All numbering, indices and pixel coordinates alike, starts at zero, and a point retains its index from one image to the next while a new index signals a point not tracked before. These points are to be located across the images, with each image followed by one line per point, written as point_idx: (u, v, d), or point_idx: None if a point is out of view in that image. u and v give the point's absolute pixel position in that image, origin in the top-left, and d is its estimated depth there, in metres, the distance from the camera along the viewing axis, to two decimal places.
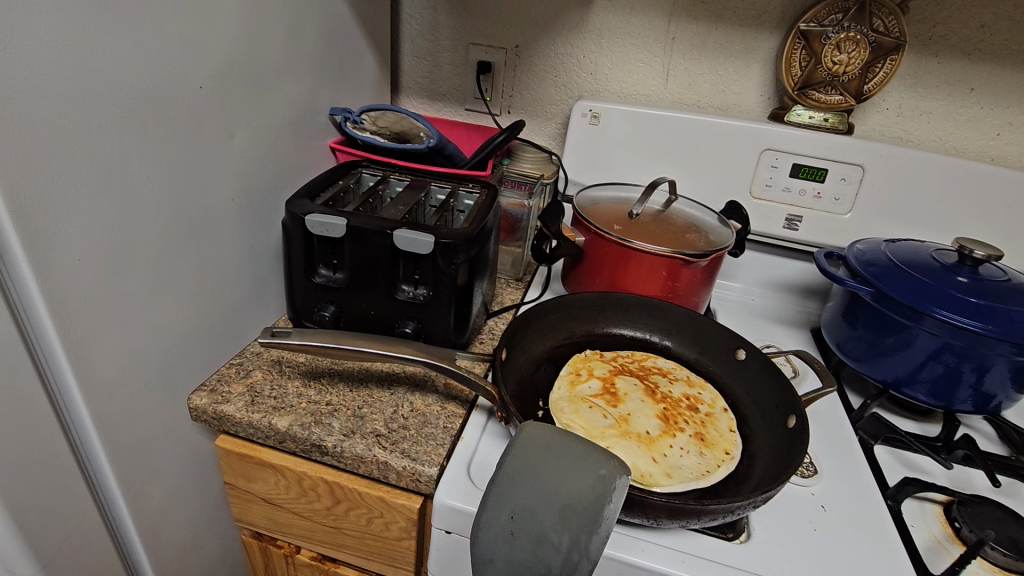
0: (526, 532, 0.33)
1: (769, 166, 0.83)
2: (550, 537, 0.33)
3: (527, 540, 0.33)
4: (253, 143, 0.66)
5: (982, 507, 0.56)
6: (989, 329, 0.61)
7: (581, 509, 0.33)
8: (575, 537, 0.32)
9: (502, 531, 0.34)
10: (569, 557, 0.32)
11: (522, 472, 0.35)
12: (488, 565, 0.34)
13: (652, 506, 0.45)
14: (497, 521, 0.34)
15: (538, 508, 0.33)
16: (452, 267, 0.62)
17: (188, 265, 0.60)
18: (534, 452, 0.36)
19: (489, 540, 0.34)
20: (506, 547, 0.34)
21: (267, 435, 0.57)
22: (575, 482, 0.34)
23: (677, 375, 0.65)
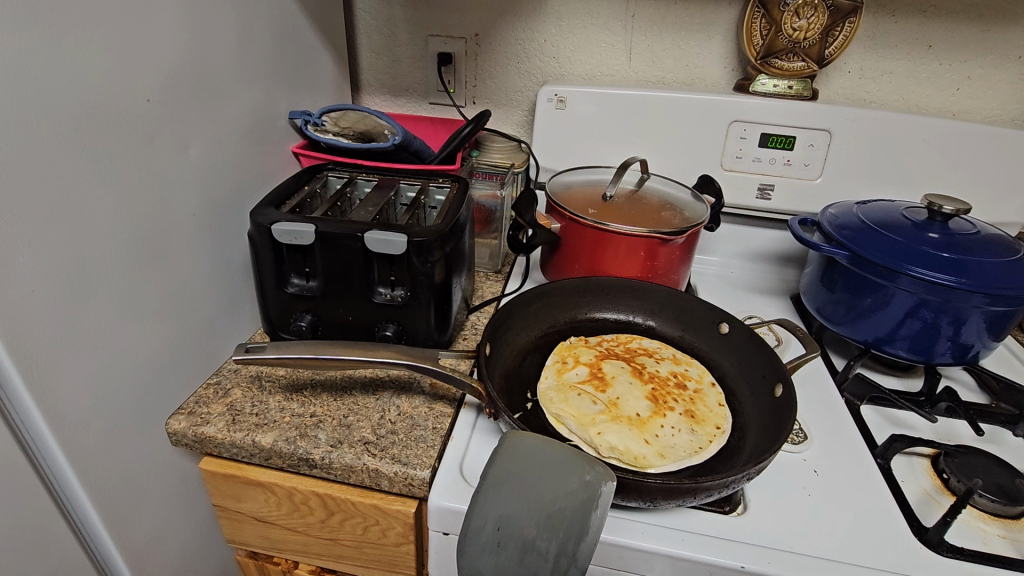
0: (511, 540, 0.32)
1: (738, 138, 0.83)
2: (537, 545, 0.32)
3: (512, 548, 0.32)
4: (210, 154, 0.63)
5: (968, 457, 0.57)
6: (964, 282, 0.62)
7: (568, 514, 0.32)
8: (562, 543, 0.32)
9: (486, 542, 0.33)
10: (557, 563, 0.31)
11: (505, 476, 0.35)
12: None
13: (648, 488, 0.44)
14: (481, 531, 0.33)
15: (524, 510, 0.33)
16: (427, 265, 0.60)
17: (153, 286, 0.57)
18: (517, 458, 0.35)
19: (473, 551, 0.33)
20: (492, 559, 0.33)
21: (252, 454, 0.55)
22: (562, 485, 0.34)
23: (662, 354, 0.64)
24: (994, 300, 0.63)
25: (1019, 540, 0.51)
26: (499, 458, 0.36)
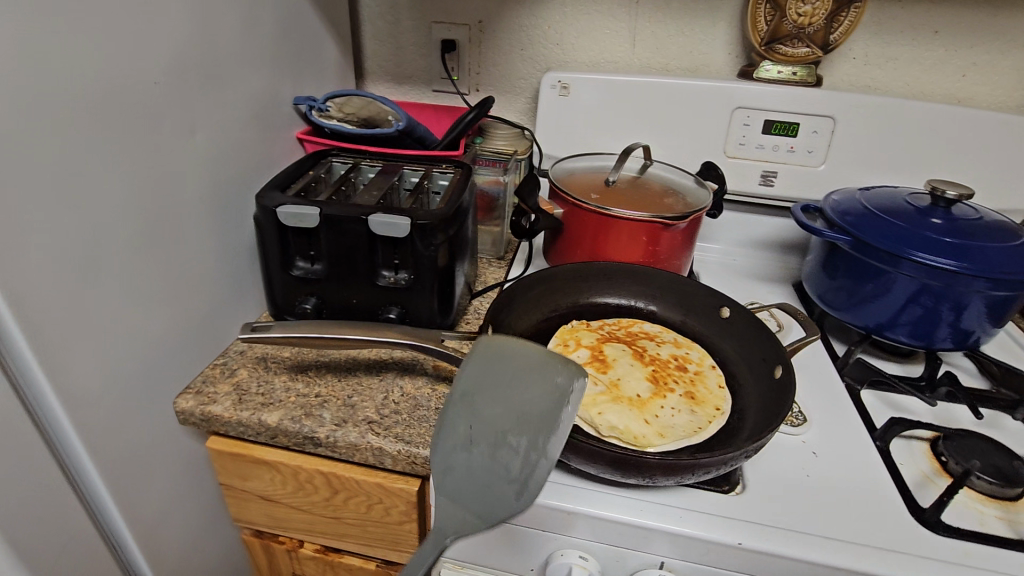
0: (484, 438, 0.39)
1: (741, 125, 0.83)
2: (509, 442, 0.38)
3: (485, 447, 0.39)
4: (216, 137, 0.64)
5: (967, 440, 0.58)
6: (964, 267, 0.63)
7: (538, 417, 0.37)
8: (533, 441, 0.37)
9: (460, 441, 0.39)
10: (527, 458, 0.37)
11: (479, 385, 0.40)
12: (447, 473, 0.40)
13: (647, 465, 0.45)
14: (455, 429, 0.40)
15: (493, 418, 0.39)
16: (431, 248, 0.61)
17: (160, 267, 0.58)
18: (482, 361, 0.40)
19: (448, 451, 0.40)
20: (467, 455, 0.39)
21: (258, 432, 0.56)
22: (529, 390, 0.38)
23: (663, 337, 0.64)
24: (995, 285, 0.63)
25: (1015, 521, 0.52)
26: (466, 367, 0.40)
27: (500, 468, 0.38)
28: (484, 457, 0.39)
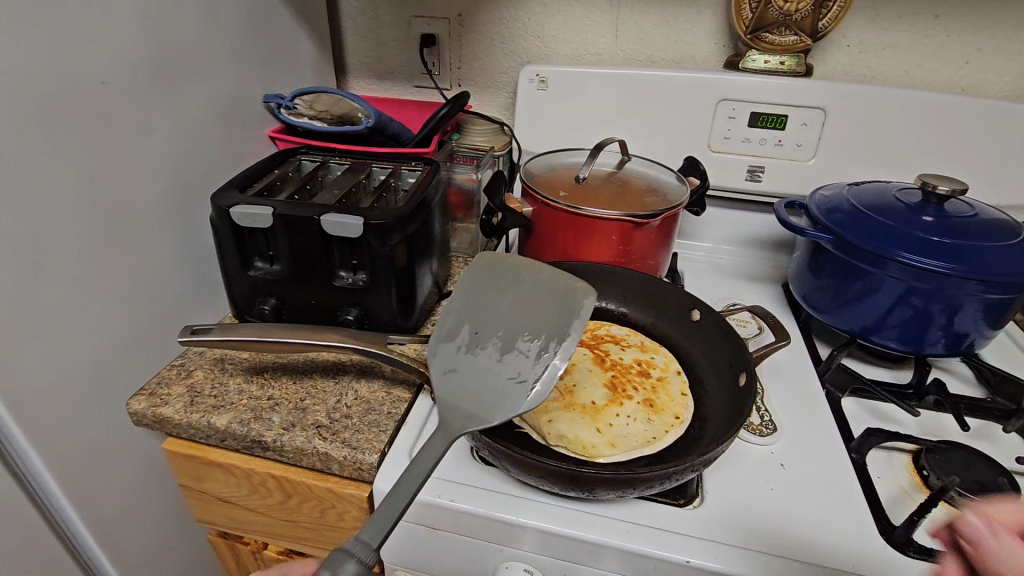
0: (493, 343, 0.48)
1: (726, 117, 0.80)
2: (518, 346, 0.47)
3: (494, 349, 0.48)
4: (177, 137, 0.63)
5: (949, 453, 0.54)
6: (954, 268, 0.59)
7: (546, 323, 0.48)
8: (544, 345, 0.46)
9: (469, 345, 0.49)
10: (536, 358, 0.46)
11: (489, 297, 0.51)
12: (449, 374, 0.48)
13: (586, 479, 0.43)
14: (464, 335, 0.49)
15: (500, 329, 0.48)
16: (386, 248, 0.59)
17: (116, 268, 0.58)
18: (485, 277, 0.52)
19: (458, 355, 0.48)
20: (476, 359, 0.48)
21: (209, 435, 0.56)
22: (531, 300, 0.49)
23: (630, 341, 0.62)
24: (989, 287, 0.59)
25: None
26: (470, 277, 0.52)
27: (511, 369, 0.46)
28: (494, 365, 0.47)
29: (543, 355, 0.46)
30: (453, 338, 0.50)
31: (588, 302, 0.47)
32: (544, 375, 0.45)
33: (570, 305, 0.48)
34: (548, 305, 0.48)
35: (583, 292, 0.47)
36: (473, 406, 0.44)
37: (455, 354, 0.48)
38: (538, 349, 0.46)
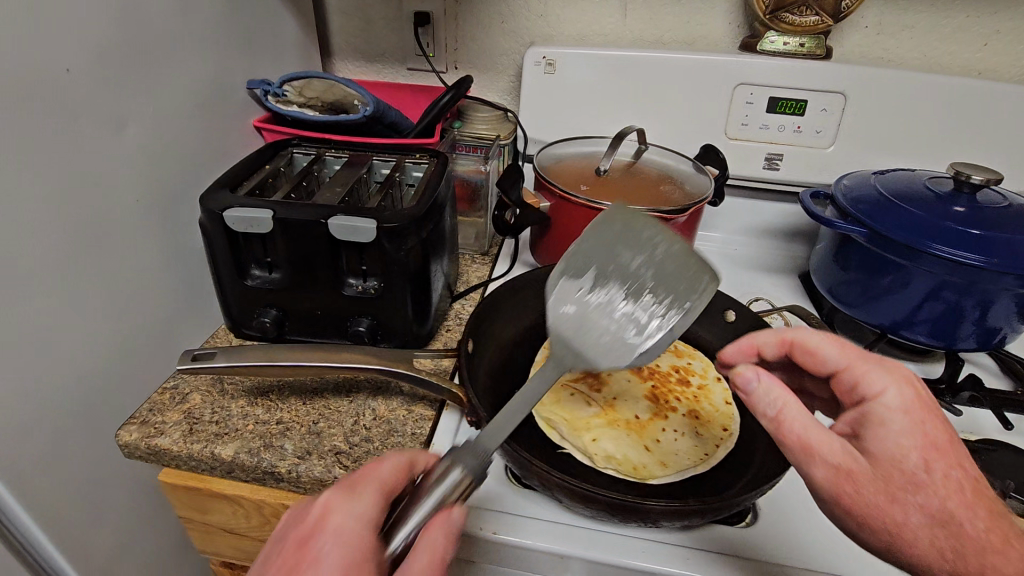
0: (610, 296, 0.44)
1: (744, 103, 0.76)
2: (637, 306, 0.43)
3: (612, 302, 0.44)
4: (155, 132, 0.56)
5: (993, 453, 0.53)
6: (993, 262, 0.57)
7: (672, 289, 0.43)
8: (663, 313, 0.42)
9: (585, 292, 0.44)
10: (652, 323, 0.42)
11: (616, 247, 0.45)
12: (561, 314, 0.43)
13: (647, 511, 0.39)
14: (582, 279, 0.45)
15: (624, 283, 0.44)
16: (401, 253, 0.54)
17: (94, 283, 0.51)
18: (620, 224, 0.45)
19: (573, 297, 0.44)
20: (589, 308, 0.44)
21: (212, 466, 0.50)
22: (661, 261, 0.44)
23: (663, 345, 0.59)
24: None
25: None
26: (605, 219, 0.46)
27: (625, 327, 0.43)
28: (608, 317, 0.43)
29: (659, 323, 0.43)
30: (576, 275, 0.45)
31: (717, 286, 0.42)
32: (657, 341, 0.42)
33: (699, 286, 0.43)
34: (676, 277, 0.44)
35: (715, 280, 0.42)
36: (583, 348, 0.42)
37: (573, 294, 0.44)
38: (656, 314, 0.43)
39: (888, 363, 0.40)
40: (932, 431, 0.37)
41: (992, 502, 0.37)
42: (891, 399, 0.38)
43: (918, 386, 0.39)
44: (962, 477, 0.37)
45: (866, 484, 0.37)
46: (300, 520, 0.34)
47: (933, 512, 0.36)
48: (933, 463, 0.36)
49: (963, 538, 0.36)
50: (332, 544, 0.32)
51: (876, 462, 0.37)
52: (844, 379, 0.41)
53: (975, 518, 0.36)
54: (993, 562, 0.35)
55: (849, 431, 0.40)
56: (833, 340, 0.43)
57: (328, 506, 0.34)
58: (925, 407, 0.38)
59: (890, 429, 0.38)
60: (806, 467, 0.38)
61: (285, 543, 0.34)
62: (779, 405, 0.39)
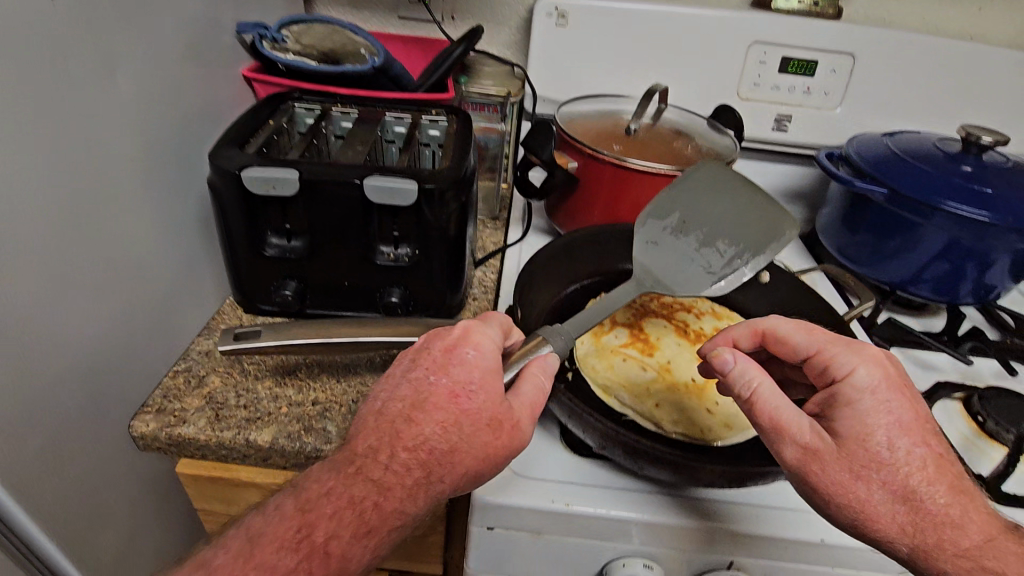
0: (693, 237, 0.53)
1: (757, 62, 0.75)
2: (715, 246, 0.52)
3: (695, 242, 0.53)
4: (148, 80, 0.48)
5: (1004, 399, 0.57)
6: (1006, 222, 0.59)
7: (752, 239, 0.52)
8: (739, 254, 0.51)
9: (673, 231, 0.54)
10: (728, 259, 0.51)
11: (697, 195, 0.56)
12: (650, 245, 0.53)
13: (715, 476, 0.40)
14: (669, 220, 0.55)
15: (706, 228, 0.53)
16: (441, 217, 0.50)
17: (93, 256, 0.44)
18: (704, 177, 0.56)
19: (662, 233, 0.54)
20: (674, 244, 0.53)
21: (246, 454, 0.46)
22: (739, 214, 0.54)
23: (701, 308, 0.59)
24: None
25: None
26: (694, 171, 0.57)
27: (705, 261, 0.51)
28: (691, 253, 0.52)
29: (735, 262, 0.51)
30: (663, 217, 0.55)
31: (791, 240, 0.51)
32: (732, 276, 0.50)
33: (775, 236, 0.52)
34: (752, 226, 0.53)
35: (790, 235, 0.51)
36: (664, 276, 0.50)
37: (660, 231, 0.54)
38: (733, 254, 0.51)
39: (856, 346, 0.42)
40: (895, 410, 0.39)
41: (954, 480, 0.39)
42: (860, 379, 0.40)
43: (885, 368, 0.41)
44: (925, 454, 0.39)
45: (833, 463, 0.38)
46: (435, 341, 0.37)
47: (895, 488, 0.38)
48: (896, 440, 0.39)
49: (923, 514, 0.38)
50: (469, 359, 0.36)
51: (842, 441, 0.39)
52: (814, 365, 0.43)
53: (936, 494, 0.38)
54: (951, 536, 0.37)
55: (817, 412, 0.42)
56: (804, 327, 0.44)
57: (467, 330, 0.38)
58: (890, 387, 0.40)
59: (857, 409, 0.39)
60: (777, 446, 0.40)
61: (420, 358, 0.37)
62: (754, 387, 0.40)
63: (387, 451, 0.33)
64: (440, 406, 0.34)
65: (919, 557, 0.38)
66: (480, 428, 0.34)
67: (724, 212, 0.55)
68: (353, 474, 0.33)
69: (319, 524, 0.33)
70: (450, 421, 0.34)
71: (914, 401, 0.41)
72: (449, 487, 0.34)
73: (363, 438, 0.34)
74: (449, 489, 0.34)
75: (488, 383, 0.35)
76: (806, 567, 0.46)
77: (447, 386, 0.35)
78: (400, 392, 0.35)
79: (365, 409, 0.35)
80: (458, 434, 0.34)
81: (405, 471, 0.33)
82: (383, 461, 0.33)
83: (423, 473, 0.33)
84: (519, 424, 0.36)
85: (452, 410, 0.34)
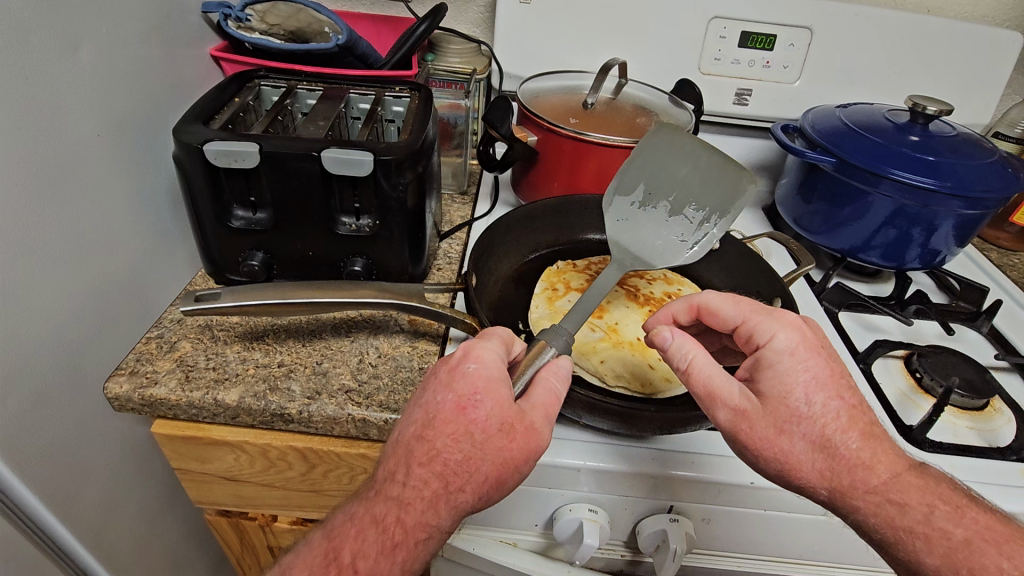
0: (662, 206, 0.55)
1: (717, 37, 0.77)
2: (685, 214, 0.54)
3: (664, 212, 0.55)
4: (111, 58, 0.50)
5: (939, 356, 0.60)
6: (947, 186, 0.61)
7: (717, 200, 0.54)
8: (708, 217, 0.53)
9: (641, 204, 0.55)
10: (699, 225, 0.54)
11: (657, 164, 0.56)
12: (621, 223, 0.55)
13: (643, 419, 0.43)
14: (635, 194, 0.56)
15: (672, 196, 0.55)
16: (398, 189, 0.52)
17: (63, 228, 0.46)
18: (661, 144, 0.56)
19: (630, 208, 0.55)
20: (645, 218, 0.55)
21: (215, 413, 0.49)
22: (702, 178, 0.55)
23: (653, 275, 0.64)
24: (969, 204, 0.63)
25: (983, 429, 0.55)
26: (651, 138, 0.57)
27: (678, 231, 0.54)
28: (661, 224, 0.54)
29: (705, 226, 0.53)
30: (627, 192, 0.56)
31: (754, 192, 0.53)
32: (704, 241, 0.53)
33: (737, 191, 0.53)
34: (718, 186, 0.54)
35: (754, 187, 0.52)
36: (640, 251, 0.52)
37: (629, 207, 0.55)
38: (703, 219, 0.54)
39: (778, 310, 0.42)
40: (814, 367, 0.39)
41: (869, 425, 0.39)
42: (780, 343, 0.40)
43: (803, 329, 0.41)
44: (841, 406, 0.39)
45: (760, 422, 0.39)
46: (441, 362, 0.38)
47: (813, 438, 0.39)
48: (813, 396, 0.39)
49: (838, 459, 0.38)
50: (474, 370, 0.36)
51: (765, 400, 0.39)
52: (740, 332, 0.42)
53: (850, 440, 0.38)
54: (861, 476, 0.38)
55: (747, 374, 0.42)
56: (729, 297, 0.43)
57: (469, 347, 0.38)
58: (808, 348, 0.40)
59: (777, 371, 0.39)
60: (711, 411, 0.40)
61: (431, 380, 0.37)
62: (689, 358, 0.40)
63: (407, 469, 0.34)
64: (449, 421, 0.34)
65: (837, 498, 0.39)
66: (493, 434, 0.34)
67: (688, 177, 0.55)
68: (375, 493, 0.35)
69: (345, 545, 0.35)
70: (460, 433, 0.34)
71: (834, 357, 0.41)
72: (478, 494, 0.35)
73: (386, 461, 0.36)
74: (479, 495, 0.35)
75: (494, 391, 0.35)
76: (740, 511, 0.48)
77: (453, 401, 0.35)
78: (413, 415, 0.36)
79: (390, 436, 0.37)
80: (471, 443, 0.34)
81: (423, 484, 0.34)
82: (404, 479, 0.34)
83: (444, 483, 0.34)
84: (536, 426, 0.36)
85: (462, 422, 0.34)
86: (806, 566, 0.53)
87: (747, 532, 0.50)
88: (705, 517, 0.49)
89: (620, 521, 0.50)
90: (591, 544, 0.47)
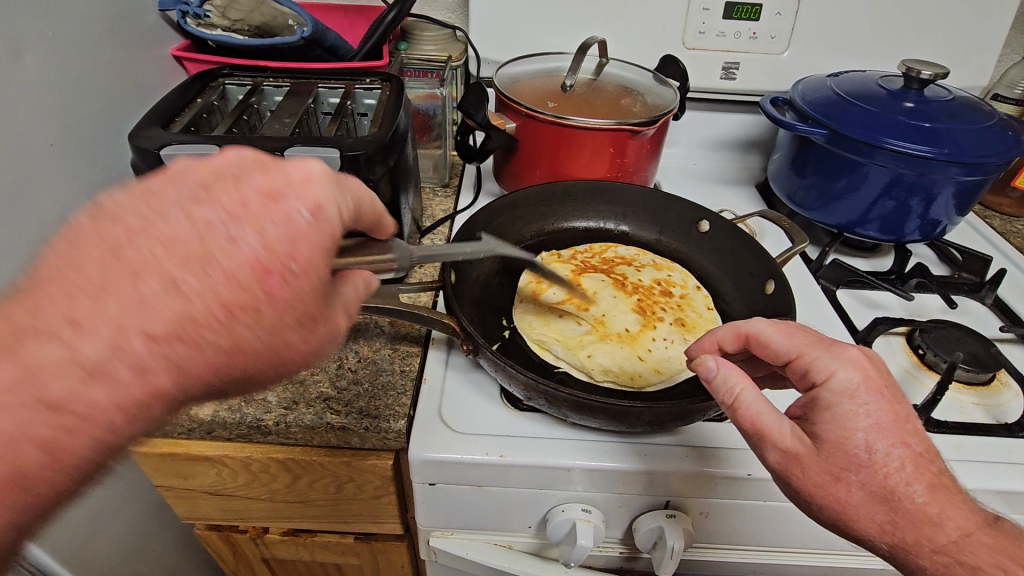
0: None
1: (701, 9, 0.73)
2: None
3: None
4: (59, 62, 0.47)
5: (942, 330, 0.58)
6: (944, 153, 0.59)
7: None
8: None
9: None
10: None
11: None
12: None
13: (633, 415, 0.41)
14: None
15: None
16: (370, 184, 0.50)
17: (17, 244, 0.43)
18: None
19: None
20: None
21: (191, 428, 0.47)
22: None
23: (641, 261, 0.62)
24: (969, 170, 0.60)
25: (990, 405, 0.53)
26: None
27: None
28: None
29: None
30: None
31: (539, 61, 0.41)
32: None
33: None
34: None
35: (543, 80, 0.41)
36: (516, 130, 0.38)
37: None
38: None
39: (837, 345, 0.38)
40: (878, 413, 0.35)
41: (937, 476, 0.35)
42: (840, 383, 0.36)
43: (866, 367, 0.37)
44: (905, 454, 0.35)
45: (813, 467, 0.35)
46: (257, 178, 0.27)
47: (874, 488, 0.35)
48: (874, 442, 0.35)
49: (901, 513, 0.34)
50: (303, 224, 0.27)
51: (822, 445, 0.35)
52: (794, 367, 0.38)
53: (915, 493, 0.34)
54: (928, 534, 0.34)
55: (799, 413, 0.38)
56: (783, 327, 0.39)
57: (305, 180, 0.27)
58: (870, 390, 0.36)
59: (835, 413, 0.35)
60: (757, 449, 0.37)
61: (217, 189, 0.26)
62: (735, 393, 0.37)
63: (120, 308, 0.24)
64: (241, 281, 0.26)
65: (899, 554, 0.35)
66: (284, 325, 0.28)
67: None
68: (38, 347, 0.23)
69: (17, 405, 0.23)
70: (239, 308, 0.26)
71: (899, 399, 0.36)
72: (212, 379, 0.28)
73: (94, 274, 0.24)
74: (210, 381, 0.28)
75: (313, 268, 0.27)
76: (739, 503, 0.46)
77: (258, 258, 0.26)
78: (169, 230, 0.25)
79: (100, 230, 0.25)
80: (252, 326, 0.27)
81: (162, 358, 0.25)
82: (110, 323, 0.24)
83: (176, 362, 0.25)
84: (332, 315, 0.31)
85: (252, 288, 0.26)
86: (811, 554, 0.51)
87: (749, 525, 0.48)
88: (703, 511, 0.47)
89: (615, 519, 0.49)
90: (586, 546, 0.46)
